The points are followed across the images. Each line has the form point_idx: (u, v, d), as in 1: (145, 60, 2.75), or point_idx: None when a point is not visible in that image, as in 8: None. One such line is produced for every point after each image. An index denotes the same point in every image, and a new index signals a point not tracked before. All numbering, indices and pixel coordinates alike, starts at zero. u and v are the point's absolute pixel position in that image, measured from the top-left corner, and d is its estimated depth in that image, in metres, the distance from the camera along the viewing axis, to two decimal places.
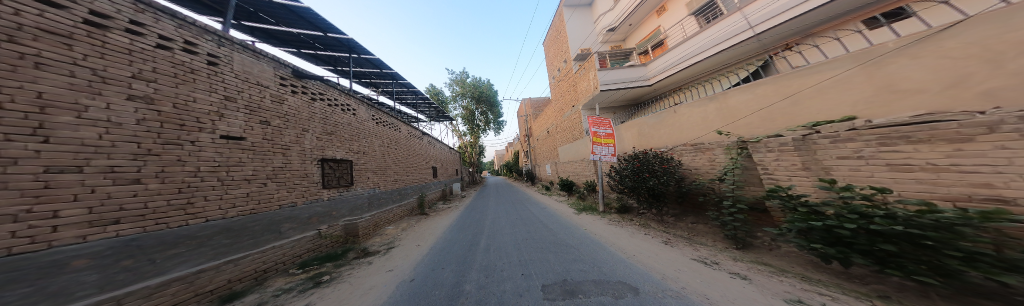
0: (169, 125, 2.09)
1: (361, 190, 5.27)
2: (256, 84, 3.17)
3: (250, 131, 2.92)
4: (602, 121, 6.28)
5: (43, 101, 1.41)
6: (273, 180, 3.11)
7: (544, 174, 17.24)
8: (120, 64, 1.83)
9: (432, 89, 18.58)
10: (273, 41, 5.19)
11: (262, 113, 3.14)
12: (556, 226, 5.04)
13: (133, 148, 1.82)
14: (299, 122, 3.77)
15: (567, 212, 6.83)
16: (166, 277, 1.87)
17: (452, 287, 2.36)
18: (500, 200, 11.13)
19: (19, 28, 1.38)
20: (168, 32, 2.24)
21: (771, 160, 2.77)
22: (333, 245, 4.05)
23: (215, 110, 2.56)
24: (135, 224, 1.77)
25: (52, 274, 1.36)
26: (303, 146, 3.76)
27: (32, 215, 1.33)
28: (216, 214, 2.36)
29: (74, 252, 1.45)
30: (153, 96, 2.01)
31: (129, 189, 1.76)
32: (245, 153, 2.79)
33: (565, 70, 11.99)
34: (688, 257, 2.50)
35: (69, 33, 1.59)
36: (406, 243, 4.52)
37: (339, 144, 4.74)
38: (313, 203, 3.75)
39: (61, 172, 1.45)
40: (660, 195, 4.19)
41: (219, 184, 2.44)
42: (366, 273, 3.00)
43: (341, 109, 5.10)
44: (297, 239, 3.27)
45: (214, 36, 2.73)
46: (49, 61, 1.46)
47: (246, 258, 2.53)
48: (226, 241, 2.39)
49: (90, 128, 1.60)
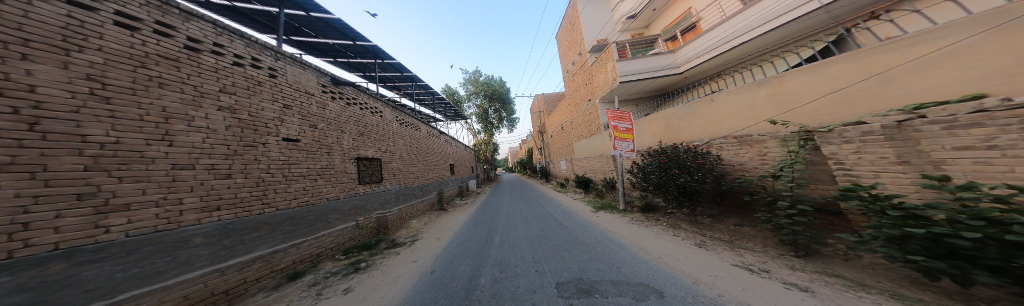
0: (247, 130, 2.66)
1: (389, 186, 5.69)
2: (305, 93, 3.66)
3: (304, 134, 3.43)
4: (624, 115, 5.90)
5: (166, 114, 1.97)
6: (321, 176, 3.57)
7: (560, 171, 16.92)
8: (210, 81, 2.39)
9: (447, 89, 19.20)
10: (314, 52, 5.69)
11: (311, 118, 3.63)
12: (572, 224, 4.95)
13: (225, 149, 2.38)
14: (339, 125, 4.22)
15: (584, 209, 6.63)
16: (251, 255, 2.36)
17: (469, 280, 2.40)
18: (515, 197, 11.24)
19: (145, 55, 1.93)
20: (240, 51, 2.80)
21: (850, 153, 2.31)
22: (366, 236, 4.32)
23: (279, 116, 3.09)
24: (232, 212, 2.34)
25: (180, 248, 1.89)
26: (343, 147, 4.20)
27: (167, 201, 1.88)
28: (283, 204, 2.90)
29: (193, 231, 1.99)
30: (234, 106, 2.57)
31: (225, 183, 2.33)
32: (301, 153, 3.31)
33: (580, 63, 11.51)
34: (728, 262, 2.24)
35: (177, 57, 2.16)
36: (428, 236, 4.73)
37: (371, 144, 5.17)
38: (352, 197, 4.17)
39: (180, 169, 2.01)
40: (693, 193, 3.83)
41: (284, 179, 2.97)
42: (395, 262, 3.20)
43: (371, 112, 5.49)
44: (342, 229, 3.68)
45: (274, 52, 3.24)
46: (168, 81, 2.04)
47: (296, 246, 2.87)
48: (291, 227, 2.89)
49: (197, 133, 2.17)
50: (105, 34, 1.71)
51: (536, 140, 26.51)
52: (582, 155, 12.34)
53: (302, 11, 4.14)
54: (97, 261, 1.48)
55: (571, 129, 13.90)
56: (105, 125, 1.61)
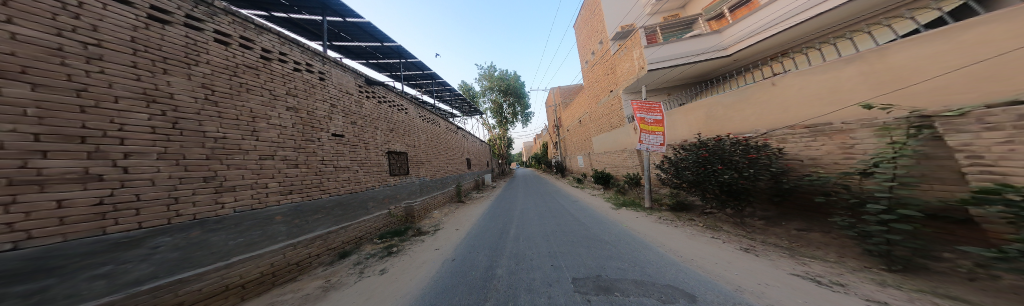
0: (307, 127, 3.31)
1: (415, 178, 6.13)
2: (346, 92, 4.38)
3: (347, 130, 4.12)
4: (651, 106, 5.40)
5: (253, 115, 2.61)
6: (360, 168, 4.24)
7: (576, 167, 16.46)
8: (280, 85, 3.05)
9: (463, 86, 19.56)
10: (351, 55, 6.41)
11: (351, 115, 4.34)
12: (590, 220, 4.83)
13: (293, 143, 3.04)
14: (372, 121, 4.92)
15: (604, 206, 6.39)
16: (313, 234, 2.96)
17: (486, 270, 2.49)
18: (530, 191, 11.32)
19: (236, 65, 2.57)
20: (297, 58, 3.48)
21: (999, 144, 1.52)
22: (396, 224, 4.81)
23: (328, 115, 3.78)
24: (300, 194, 2.97)
25: (269, 223, 2.48)
26: (375, 142, 4.89)
27: (256, 185, 2.48)
28: (335, 190, 3.55)
29: (277, 210, 2.60)
30: (297, 107, 3.25)
31: (294, 171, 2.97)
32: (345, 146, 3.98)
33: (601, 53, 10.86)
34: (782, 270, 1.86)
35: (256, 65, 2.81)
36: (448, 227, 4.94)
37: (398, 139, 5.76)
38: (385, 187, 4.79)
39: (265, 160, 2.63)
40: (742, 191, 3.33)
41: (335, 169, 3.65)
42: (421, 249, 3.42)
43: (397, 108, 6.04)
44: (375, 215, 4.19)
45: (321, 58, 3.99)
46: (252, 87, 2.69)
47: (337, 232, 3.32)
48: (341, 212, 3.50)
49: (275, 130, 2.82)
50: (211, 51, 2.34)
51: (551, 135, 26.04)
52: (601, 150, 11.86)
53: (340, 18, 4.79)
54: (219, 230, 2.04)
55: (589, 122, 13.39)
56: (217, 123, 2.22)
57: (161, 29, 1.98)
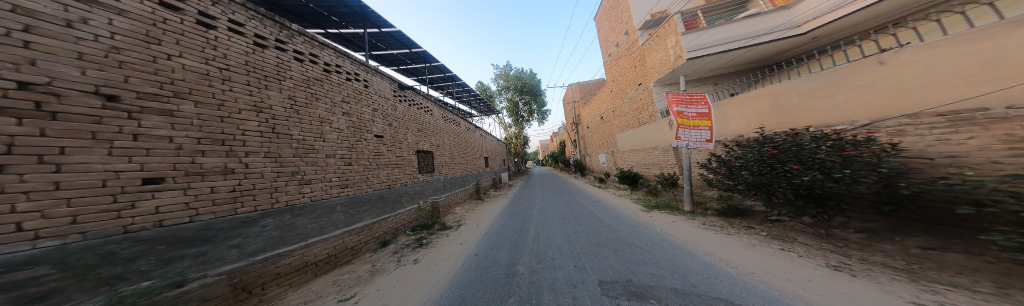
0: (357, 129, 3.94)
1: (439, 176, 6.64)
2: (386, 97, 4.99)
3: (386, 131, 4.73)
4: (689, 98, 4.82)
5: (320, 120, 3.26)
6: (396, 166, 4.79)
7: (598, 165, 15.77)
8: (337, 93, 3.71)
9: (481, 86, 19.97)
10: (385, 63, 7.10)
11: (390, 118, 4.94)
12: (615, 221, 4.61)
13: (348, 143, 3.67)
14: (405, 122, 5.48)
15: (630, 207, 6.04)
16: (363, 223, 3.55)
17: (508, 267, 2.65)
18: (549, 190, 11.26)
19: (311, 77, 3.30)
20: (350, 67, 4.14)
21: None
22: (425, 217, 5.42)
23: (372, 118, 4.41)
24: (354, 189, 3.59)
25: (331, 212, 3.09)
26: (409, 142, 5.44)
27: (325, 180, 3.15)
28: (377, 186, 4.13)
29: (338, 201, 3.23)
30: (350, 112, 3.90)
31: (349, 168, 3.59)
32: (385, 146, 4.59)
33: (627, 43, 10.10)
34: (899, 298, 1.44)
35: (322, 76, 3.50)
36: (470, 223, 5.16)
37: (426, 139, 6.28)
38: (415, 184, 5.33)
39: (329, 157, 3.28)
40: (830, 197, 2.64)
41: (378, 167, 4.24)
42: (446, 243, 3.78)
43: (424, 110, 6.57)
44: (409, 209, 4.85)
45: (367, 67, 4.61)
46: (321, 95, 3.39)
47: (378, 223, 3.87)
48: (378, 209, 3.97)
49: (335, 132, 3.47)
50: (293, 67, 3.06)
51: (570, 132, 25.26)
52: (626, 148, 11.22)
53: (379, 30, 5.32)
54: (303, 215, 2.73)
55: (613, 118, 12.70)
56: (298, 128, 2.89)
57: (261, 52, 2.72)
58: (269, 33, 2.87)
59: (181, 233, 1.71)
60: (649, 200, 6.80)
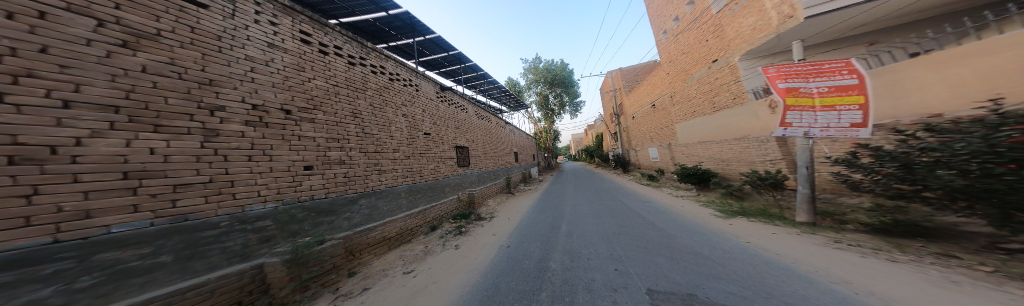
0: (412, 128, 5.10)
1: (473, 170, 8.22)
2: (429, 98, 6.25)
3: (431, 130, 5.94)
4: (804, 70, 3.50)
5: (389, 123, 4.43)
6: (439, 159, 6.05)
7: (648, 161, 14.03)
8: (399, 99, 4.88)
9: (510, 81, 20.13)
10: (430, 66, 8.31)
11: (432, 115, 6.21)
12: (657, 223, 4.38)
13: (407, 140, 4.86)
14: (444, 119, 6.78)
15: (670, 207, 5.76)
16: (417, 208, 4.80)
17: (539, 262, 3.05)
18: (581, 186, 11.08)
19: (383, 86, 4.48)
20: (404, 74, 5.30)
21: None
22: (463, 207, 7.01)
23: (421, 118, 5.61)
24: (411, 179, 4.80)
25: (399, 196, 4.32)
26: (447, 137, 6.71)
27: (394, 169, 4.32)
28: (428, 178, 5.41)
29: (403, 188, 4.42)
30: (407, 114, 5.08)
31: (408, 159, 4.75)
32: (430, 141, 5.79)
33: (694, 12, 8.16)
34: None
35: (388, 84, 4.70)
36: (502, 216, 6.52)
37: (458, 134, 7.60)
38: (454, 178, 6.62)
39: (395, 153, 4.44)
40: None
41: (427, 160, 5.45)
42: (480, 233, 4.80)
43: (457, 107, 7.88)
44: (449, 199, 6.15)
45: (415, 73, 5.80)
46: (389, 102, 4.57)
47: (433, 208, 5.36)
48: (427, 196, 5.19)
49: (399, 132, 4.63)
50: (371, 78, 4.28)
51: (609, 125, 23.36)
52: (690, 139, 9.60)
53: (411, 29, 6.77)
54: (382, 198, 3.90)
55: (672, 104, 10.86)
56: (377, 130, 4.08)
57: (354, 69, 3.95)
58: (356, 52, 4.07)
59: (321, 206, 2.89)
60: (729, 204, 5.56)
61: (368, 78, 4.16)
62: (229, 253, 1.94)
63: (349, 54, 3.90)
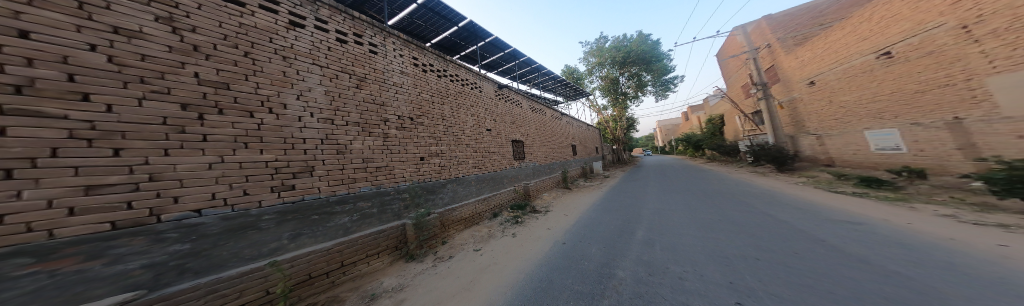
0: (478, 125, 6.09)
1: (530, 163, 8.16)
2: (491, 96, 7.07)
3: (494, 126, 6.73)
4: None
5: (463, 122, 5.56)
6: (501, 152, 6.68)
7: (868, 150, 7.44)
8: (468, 100, 6.02)
9: (569, 69, 17.68)
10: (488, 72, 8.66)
11: (495, 114, 6.97)
12: (855, 248, 2.31)
13: (475, 134, 5.85)
14: (503, 114, 7.39)
15: (920, 230, 2.77)
16: (482, 195, 5.53)
17: (603, 267, 2.31)
18: (685, 186, 7.93)
19: (457, 90, 5.72)
20: (471, 77, 6.41)
21: None
22: (519, 198, 7.02)
23: (485, 115, 6.51)
24: (480, 170, 5.70)
25: (471, 181, 5.28)
26: (506, 132, 7.26)
27: (469, 161, 5.37)
28: (491, 168, 6.11)
29: (474, 177, 5.41)
30: (474, 111, 6.11)
31: (478, 152, 5.77)
32: (494, 138, 6.56)
33: None
34: None
35: (462, 89, 5.89)
36: (558, 211, 5.85)
37: (517, 129, 7.92)
38: (512, 169, 7.06)
39: (469, 148, 5.50)
40: None
41: (490, 153, 6.22)
42: (536, 225, 4.67)
43: (514, 102, 8.27)
44: (506, 190, 6.46)
45: (479, 76, 6.81)
46: (462, 102, 5.75)
47: (492, 196, 5.85)
48: (490, 185, 5.91)
49: (470, 129, 5.71)
50: (451, 84, 5.54)
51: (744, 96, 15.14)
52: None
53: (476, 37, 7.22)
54: (461, 183, 4.99)
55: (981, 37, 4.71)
56: (456, 126, 5.29)
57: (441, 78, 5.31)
58: (441, 66, 5.37)
59: (428, 186, 4.21)
60: None
61: (450, 85, 5.48)
62: (395, 211, 3.52)
63: (438, 69, 5.27)
